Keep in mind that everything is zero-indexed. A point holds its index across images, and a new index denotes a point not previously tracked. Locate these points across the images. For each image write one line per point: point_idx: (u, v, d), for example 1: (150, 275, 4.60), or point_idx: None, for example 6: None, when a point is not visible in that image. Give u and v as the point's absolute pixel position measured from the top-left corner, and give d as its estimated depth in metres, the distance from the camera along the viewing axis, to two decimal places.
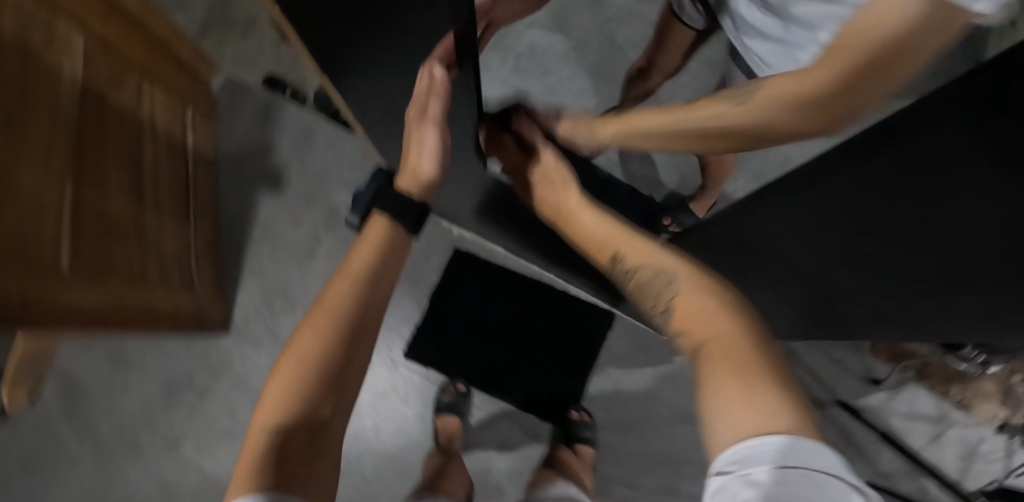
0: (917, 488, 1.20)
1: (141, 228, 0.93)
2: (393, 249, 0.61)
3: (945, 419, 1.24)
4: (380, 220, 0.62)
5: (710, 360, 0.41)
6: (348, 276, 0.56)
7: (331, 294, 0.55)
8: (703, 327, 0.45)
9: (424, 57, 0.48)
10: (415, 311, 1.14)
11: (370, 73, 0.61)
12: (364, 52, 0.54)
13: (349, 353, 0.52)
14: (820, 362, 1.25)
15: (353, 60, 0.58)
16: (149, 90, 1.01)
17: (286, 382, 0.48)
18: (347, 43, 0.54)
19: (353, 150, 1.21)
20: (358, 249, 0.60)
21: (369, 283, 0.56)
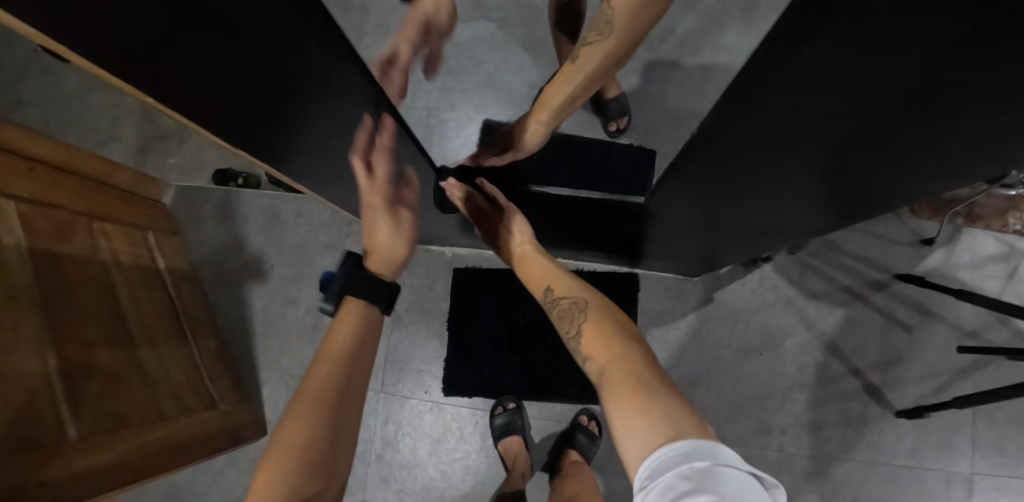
0: (1013, 335, 1.11)
1: (140, 366, 0.90)
2: (369, 326, 0.71)
3: (1014, 253, 1.16)
4: (353, 304, 0.70)
5: (611, 383, 0.51)
6: (329, 361, 0.66)
7: (316, 378, 0.64)
8: (604, 352, 0.55)
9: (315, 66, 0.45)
10: (439, 345, 1.10)
11: (293, 126, 0.55)
12: (273, 102, 0.49)
13: (332, 438, 0.61)
14: (864, 243, 1.17)
15: (268, 121, 0.53)
16: (102, 229, 0.96)
17: (272, 467, 0.56)
18: (253, 103, 0.48)
19: (322, 212, 1.19)
20: (338, 326, 0.69)
21: (346, 364, 0.66)
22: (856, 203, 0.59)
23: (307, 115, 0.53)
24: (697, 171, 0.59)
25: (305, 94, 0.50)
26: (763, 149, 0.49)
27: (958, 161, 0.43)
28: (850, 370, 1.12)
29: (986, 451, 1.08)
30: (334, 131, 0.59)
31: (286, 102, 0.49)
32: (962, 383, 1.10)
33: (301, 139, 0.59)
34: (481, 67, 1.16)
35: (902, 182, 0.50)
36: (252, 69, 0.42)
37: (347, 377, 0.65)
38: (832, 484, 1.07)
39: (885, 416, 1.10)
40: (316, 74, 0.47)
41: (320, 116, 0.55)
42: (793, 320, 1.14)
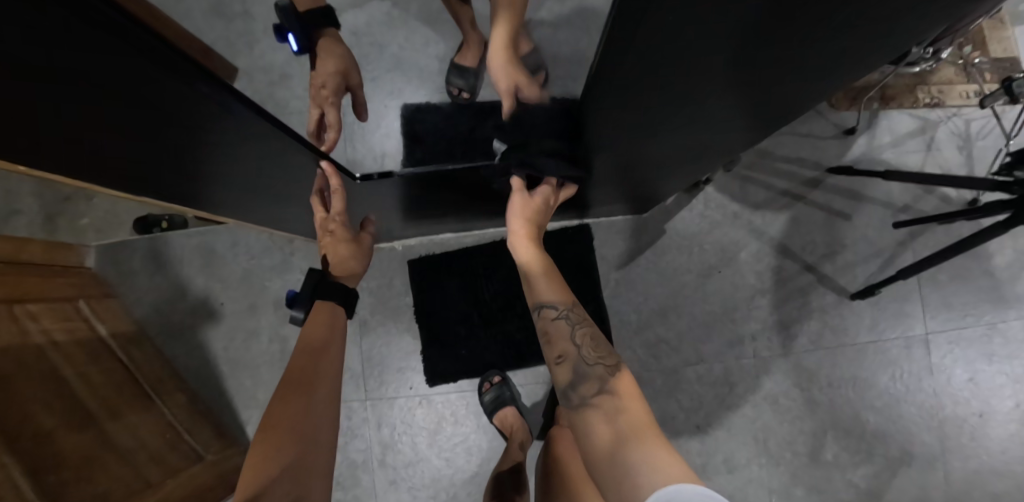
0: (941, 201, 1.18)
1: (109, 440, 0.86)
2: (333, 327, 0.79)
3: (928, 125, 1.23)
4: (323, 305, 0.79)
5: (625, 424, 0.60)
6: (304, 352, 0.75)
7: (293, 368, 0.74)
8: (636, 403, 0.63)
9: (187, 98, 0.40)
10: (412, 339, 1.10)
11: (194, 159, 0.51)
12: (161, 138, 0.44)
13: (312, 418, 0.69)
14: (794, 145, 1.21)
15: (160, 156, 0.48)
16: (27, 311, 0.88)
17: (264, 448, 0.64)
18: (135, 139, 0.43)
19: (260, 237, 1.14)
20: (305, 330, 0.78)
21: (317, 354, 0.75)
22: (777, 103, 0.58)
23: (205, 146, 0.48)
24: (617, 112, 0.56)
25: (203, 132, 0.46)
26: (672, 77, 0.47)
27: (865, 35, 0.41)
28: (803, 266, 1.18)
29: (934, 310, 1.18)
30: (246, 153, 0.54)
31: (178, 135, 0.45)
32: (904, 254, 1.17)
33: (206, 171, 0.55)
34: (386, 51, 1.11)
35: (816, 71, 0.48)
36: (123, 108, 0.38)
37: (321, 364, 0.75)
38: (808, 374, 1.15)
39: (842, 301, 1.17)
40: (208, 109, 0.43)
41: (227, 143, 0.50)
42: (743, 234, 1.18)
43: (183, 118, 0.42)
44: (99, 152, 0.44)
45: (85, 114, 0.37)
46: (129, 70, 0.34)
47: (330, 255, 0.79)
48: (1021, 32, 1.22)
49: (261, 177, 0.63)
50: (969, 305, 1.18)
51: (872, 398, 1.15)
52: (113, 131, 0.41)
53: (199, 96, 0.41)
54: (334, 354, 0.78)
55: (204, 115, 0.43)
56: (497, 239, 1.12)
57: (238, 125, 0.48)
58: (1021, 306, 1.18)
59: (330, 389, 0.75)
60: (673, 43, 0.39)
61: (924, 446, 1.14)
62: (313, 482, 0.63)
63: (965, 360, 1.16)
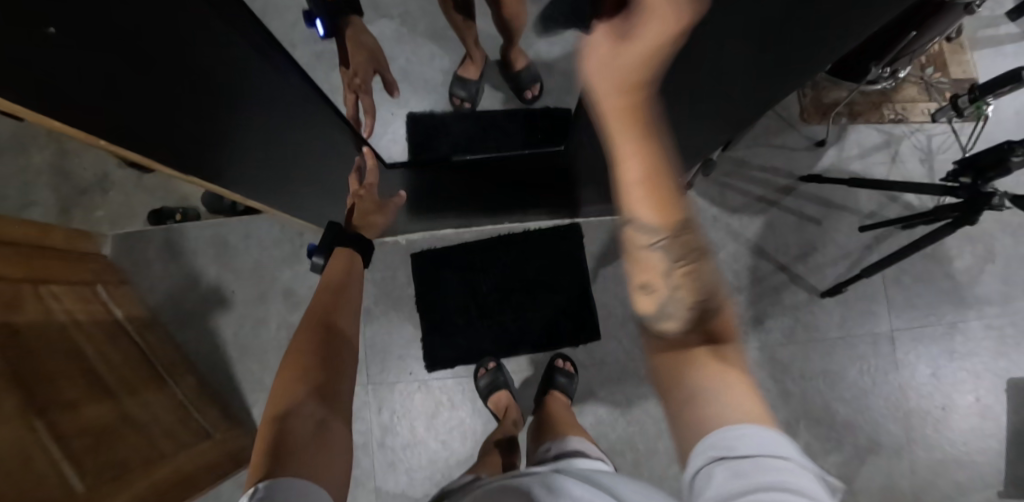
0: (904, 208, 1.28)
1: (127, 414, 0.92)
2: (351, 270, 0.86)
3: (892, 139, 1.34)
4: (341, 255, 0.86)
5: (724, 371, 0.45)
6: (325, 289, 0.81)
7: (315, 304, 0.80)
8: (734, 346, 0.47)
9: (254, 69, 0.47)
10: (413, 328, 1.17)
11: (246, 140, 0.56)
12: (223, 118, 0.49)
13: (334, 347, 0.73)
14: (769, 154, 1.31)
15: (220, 139, 0.53)
16: (50, 291, 0.94)
17: (292, 368, 0.68)
18: (203, 122, 0.48)
19: (269, 231, 1.21)
20: (327, 273, 0.84)
21: (336, 292, 0.81)
22: (746, 116, 0.67)
23: (258, 121, 0.54)
24: (613, 119, 0.64)
25: (264, 114, 0.53)
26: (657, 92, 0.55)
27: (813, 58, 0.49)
28: (777, 266, 1.27)
29: (899, 309, 1.27)
30: (287, 132, 0.60)
31: (240, 113, 0.50)
32: (871, 257, 1.27)
33: (256, 159, 0.62)
34: (394, 61, 1.20)
35: (774, 88, 0.57)
36: (201, 87, 0.43)
37: (336, 303, 0.80)
38: (783, 367, 1.23)
39: (814, 300, 1.26)
40: (260, 78, 0.48)
41: (277, 126, 0.58)
42: (722, 236, 1.27)
43: (242, 93, 0.48)
44: (185, 146, 0.51)
45: (171, 94, 0.42)
46: (218, 45, 0.41)
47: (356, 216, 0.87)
48: (977, 57, 1.34)
49: (293, 166, 0.71)
50: (930, 305, 1.27)
51: (842, 390, 1.23)
52: (188, 114, 0.46)
53: (253, 63, 0.46)
54: (348, 295, 0.82)
55: (255, 86, 0.48)
56: (496, 235, 1.20)
57: (287, 101, 0.56)
58: (979, 307, 1.27)
59: (349, 324, 0.80)
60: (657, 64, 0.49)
61: (891, 436, 1.22)
62: (337, 402, 0.66)
63: (928, 356, 1.25)
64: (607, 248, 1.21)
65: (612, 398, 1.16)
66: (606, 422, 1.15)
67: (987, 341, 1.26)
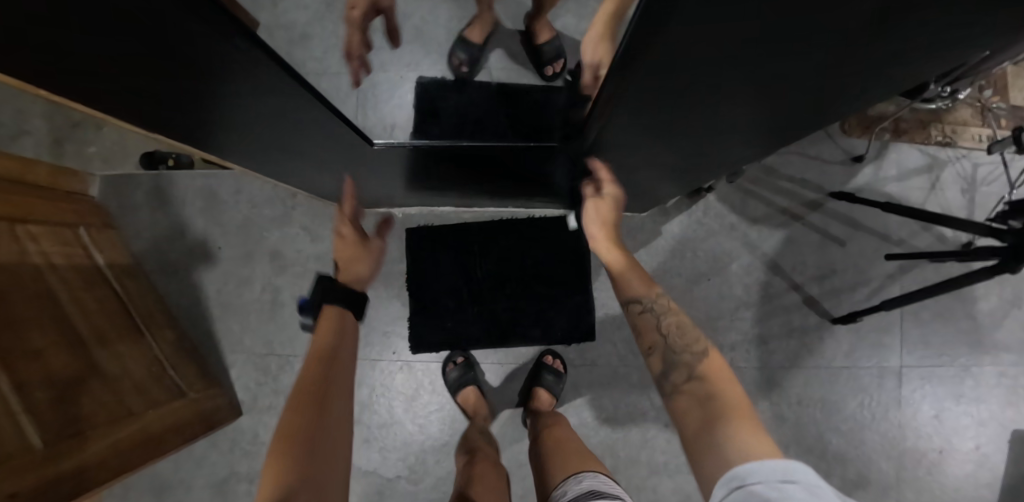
0: (935, 239, 1.20)
1: (98, 366, 0.89)
2: (343, 328, 0.84)
3: (935, 164, 1.24)
4: (331, 310, 0.86)
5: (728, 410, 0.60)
6: (318, 357, 0.75)
7: (302, 376, 0.72)
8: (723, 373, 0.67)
9: (226, 49, 0.43)
10: (402, 305, 1.12)
11: (201, 103, 0.51)
12: (171, 79, 0.45)
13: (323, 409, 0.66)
14: (800, 165, 1.22)
15: (170, 97, 0.49)
16: (27, 231, 0.90)
17: (282, 444, 0.59)
18: (148, 78, 0.44)
19: (262, 188, 1.15)
20: (318, 335, 0.80)
21: (328, 357, 0.75)
22: (778, 127, 0.62)
23: (215, 92, 0.50)
24: (635, 108, 0.57)
25: (242, 81, 0.49)
26: (694, 80, 0.48)
27: (891, 46, 0.40)
28: (791, 285, 1.19)
29: (911, 345, 1.21)
30: (257, 106, 0.55)
31: (192, 78, 0.46)
32: (890, 287, 1.19)
33: (217, 118, 0.57)
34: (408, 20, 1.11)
35: (827, 85, 0.48)
36: (142, 47, 0.39)
37: (338, 363, 0.76)
38: (780, 390, 1.18)
39: (824, 324, 1.19)
40: (228, 61, 0.45)
41: (246, 95, 0.52)
42: (737, 246, 1.20)
43: (204, 66, 0.44)
44: (128, 91, 0.46)
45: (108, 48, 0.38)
46: (173, 20, 0.36)
47: (341, 253, 0.93)
48: None
49: (279, 130, 0.65)
50: (945, 344, 1.21)
51: (838, 420, 1.18)
52: (128, 68, 0.42)
53: (224, 48, 0.43)
54: (341, 355, 0.78)
55: (217, 66, 0.45)
56: (497, 219, 1.14)
57: (264, 82, 0.51)
58: (995, 354, 1.20)
59: (344, 394, 0.73)
60: (692, 62, 0.43)
61: (880, 473, 1.17)
62: (331, 483, 0.58)
63: (933, 397, 1.19)
64: None
65: (598, 402, 1.12)
66: (588, 426, 1.11)
67: (998, 390, 1.19)
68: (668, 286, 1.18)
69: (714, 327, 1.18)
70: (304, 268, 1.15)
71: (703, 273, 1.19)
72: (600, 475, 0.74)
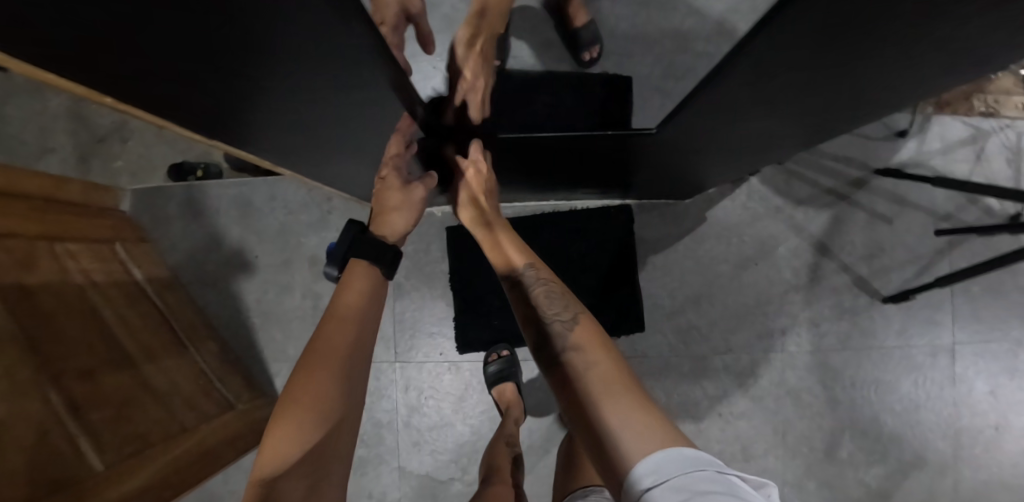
0: (984, 212, 1.17)
1: (147, 383, 0.87)
2: (374, 290, 0.73)
3: (980, 135, 1.21)
4: (358, 263, 0.73)
5: (601, 385, 0.57)
6: (340, 322, 0.67)
7: (322, 337, 0.66)
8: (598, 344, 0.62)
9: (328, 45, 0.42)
10: (445, 306, 1.10)
11: (277, 103, 0.49)
12: (251, 74, 0.41)
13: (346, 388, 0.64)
14: (843, 142, 1.19)
15: (246, 96, 0.46)
16: (66, 249, 0.88)
17: (291, 418, 0.59)
18: (230, 80, 0.41)
19: (296, 194, 1.13)
20: (345, 290, 0.70)
21: (355, 326, 0.68)
22: (841, 124, 0.64)
23: (293, 78, 0.45)
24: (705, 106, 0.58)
25: (323, 73, 0.47)
26: (783, 85, 0.49)
27: (979, 47, 0.39)
28: (839, 266, 1.17)
29: (964, 321, 1.18)
30: (326, 100, 0.53)
31: (273, 61, 0.41)
32: (941, 263, 1.17)
33: (280, 119, 0.54)
34: (438, 12, 1.08)
35: (891, 84, 0.48)
36: (227, 29, 0.34)
37: (363, 339, 0.69)
38: (833, 373, 1.15)
39: (874, 304, 1.17)
40: (313, 51, 0.42)
41: (319, 91, 0.50)
42: (783, 229, 1.17)
43: (290, 60, 0.42)
44: (207, 99, 0.44)
45: (205, 53, 0.36)
46: (275, 5, 0.33)
47: (382, 201, 0.75)
48: None
49: (342, 127, 0.62)
50: (998, 319, 1.18)
51: (892, 401, 1.16)
52: (214, 72, 0.39)
53: (314, 35, 0.40)
54: (367, 330, 0.70)
55: (300, 54, 0.41)
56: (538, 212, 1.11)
57: (342, 69, 0.48)
58: None
59: (364, 363, 0.69)
60: (791, 68, 0.45)
61: (938, 452, 1.15)
62: (332, 465, 0.60)
63: (988, 373, 1.17)
64: None
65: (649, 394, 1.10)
66: None
67: None
68: (714, 272, 1.16)
69: (762, 313, 1.16)
70: None
71: (749, 258, 1.17)
72: (605, 491, 0.78)
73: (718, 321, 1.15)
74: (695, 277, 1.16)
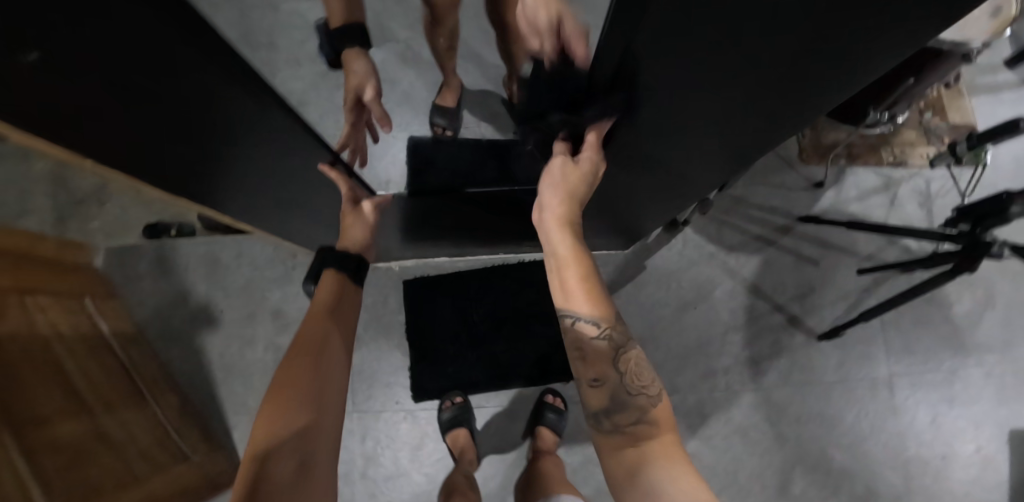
0: (902, 251, 1.27)
1: (102, 433, 0.90)
2: (341, 292, 0.82)
3: (891, 183, 1.34)
4: (330, 274, 0.84)
5: (656, 456, 0.58)
6: (314, 320, 0.75)
7: (302, 334, 0.74)
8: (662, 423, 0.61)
9: (249, 112, 0.50)
10: (401, 354, 1.16)
11: (227, 168, 0.58)
12: (200, 142, 0.50)
13: (325, 371, 0.70)
14: (767, 194, 1.31)
15: (189, 160, 0.53)
16: (36, 302, 0.93)
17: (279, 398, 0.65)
18: (184, 148, 0.50)
19: (264, 251, 1.21)
20: (316, 299, 0.80)
21: (327, 321, 0.76)
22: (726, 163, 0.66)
23: (184, 106, 0.43)
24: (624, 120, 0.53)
25: (265, 140, 0.56)
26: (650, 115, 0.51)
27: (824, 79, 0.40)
28: (773, 307, 1.25)
29: (897, 354, 1.25)
30: (272, 164, 0.62)
31: (152, 87, 0.39)
32: (868, 299, 1.25)
33: (234, 183, 0.63)
34: (397, 89, 1.23)
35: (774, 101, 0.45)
36: (123, 84, 0.37)
37: (334, 330, 0.76)
38: (778, 410, 1.20)
39: (810, 341, 1.24)
40: (251, 122, 0.51)
41: (263, 158, 0.59)
42: (718, 273, 1.26)
43: (232, 131, 0.51)
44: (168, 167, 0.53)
45: (161, 127, 0.45)
46: (207, 87, 0.43)
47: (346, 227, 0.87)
48: (975, 103, 1.37)
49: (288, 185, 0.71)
50: (929, 351, 1.25)
51: (838, 436, 1.20)
52: (169, 143, 0.48)
53: (247, 111, 0.49)
54: (340, 323, 0.78)
55: (236, 125, 0.50)
56: (489, 265, 1.20)
57: (280, 137, 0.58)
58: (979, 355, 1.25)
59: (342, 352, 0.76)
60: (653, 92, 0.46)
61: (889, 486, 1.18)
62: (321, 441, 0.64)
63: (927, 404, 1.22)
64: None
65: None
66: (594, 462, 1.12)
67: (988, 391, 1.23)
68: (657, 316, 1.23)
69: (706, 353, 1.22)
70: None
71: (689, 301, 1.25)
72: None
73: (665, 362, 1.21)
74: (640, 321, 1.23)
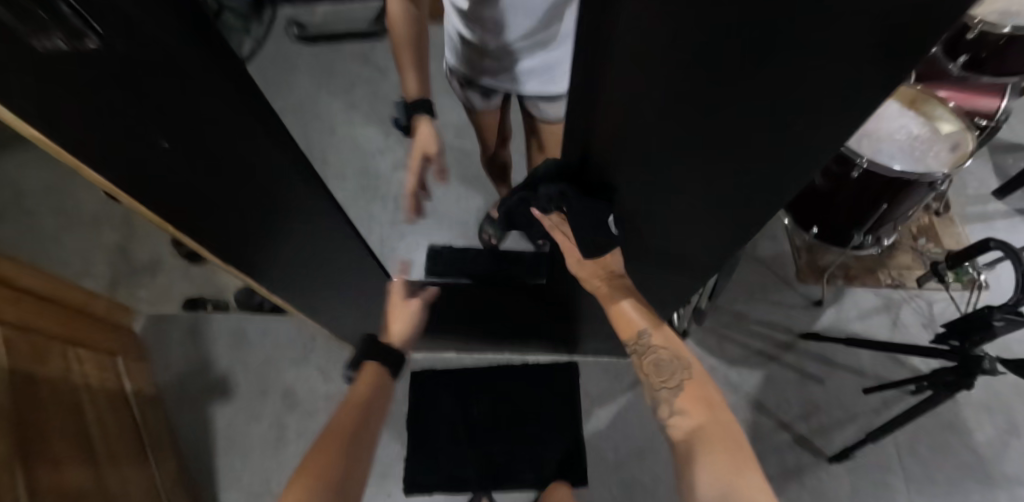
0: (911, 372, 1.28)
1: (100, 484, 0.91)
2: (380, 384, 0.85)
3: (892, 304, 1.39)
4: (372, 364, 0.86)
5: (711, 451, 0.60)
6: (352, 407, 0.79)
7: (338, 421, 0.77)
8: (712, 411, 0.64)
9: (300, 209, 0.61)
10: (401, 443, 1.16)
11: (275, 254, 0.69)
12: (261, 227, 0.62)
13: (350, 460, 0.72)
14: (766, 311, 1.38)
15: (247, 243, 0.64)
16: (76, 353, 1.02)
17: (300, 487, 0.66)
18: (248, 231, 0.62)
19: (288, 330, 1.30)
20: (358, 384, 0.83)
21: (361, 411, 0.78)
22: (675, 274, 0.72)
23: (252, 188, 0.55)
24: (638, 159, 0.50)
25: (313, 233, 0.68)
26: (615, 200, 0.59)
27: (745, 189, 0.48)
28: (778, 424, 1.24)
29: (919, 483, 1.18)
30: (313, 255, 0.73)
31: (235, 169, 0.51)
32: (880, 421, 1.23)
33: (278, 270, 0.73)
34: None
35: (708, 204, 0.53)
36: (219, 161, 0.49)
37: (368, 421, 0.78)
38: None
39: (821, 464, 1.20)
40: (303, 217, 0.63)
41: (307, 247, 0.70)
42: (720, 385, 1.28)
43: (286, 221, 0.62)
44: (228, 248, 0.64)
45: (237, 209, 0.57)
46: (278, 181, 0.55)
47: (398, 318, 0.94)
48: (968, 230, 1.47)
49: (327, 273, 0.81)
50: (954, 482, 1.18)
51: None
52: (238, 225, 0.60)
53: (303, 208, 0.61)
54: (376, 414, 0.80)
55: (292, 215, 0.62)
56: (495, 363, 1.26)
57: (325, 234, 0.70)
58: (1009, 489, 1.17)
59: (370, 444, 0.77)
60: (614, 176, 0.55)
61: None
62: None
63: None
64: (601, 390, 1.23)
65: None
66: None
67: None
68: None
69: None
70: (314, 404, 1.22)
71: None
72: None
73: None
74: None
